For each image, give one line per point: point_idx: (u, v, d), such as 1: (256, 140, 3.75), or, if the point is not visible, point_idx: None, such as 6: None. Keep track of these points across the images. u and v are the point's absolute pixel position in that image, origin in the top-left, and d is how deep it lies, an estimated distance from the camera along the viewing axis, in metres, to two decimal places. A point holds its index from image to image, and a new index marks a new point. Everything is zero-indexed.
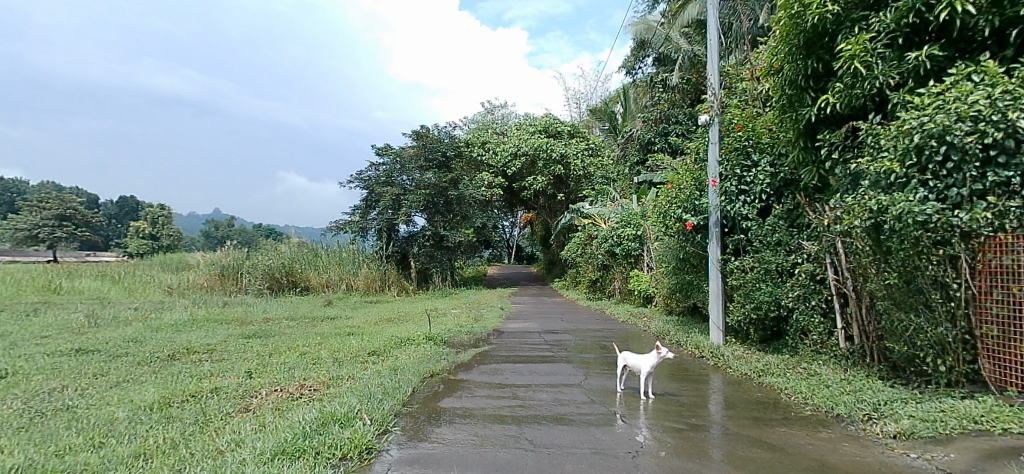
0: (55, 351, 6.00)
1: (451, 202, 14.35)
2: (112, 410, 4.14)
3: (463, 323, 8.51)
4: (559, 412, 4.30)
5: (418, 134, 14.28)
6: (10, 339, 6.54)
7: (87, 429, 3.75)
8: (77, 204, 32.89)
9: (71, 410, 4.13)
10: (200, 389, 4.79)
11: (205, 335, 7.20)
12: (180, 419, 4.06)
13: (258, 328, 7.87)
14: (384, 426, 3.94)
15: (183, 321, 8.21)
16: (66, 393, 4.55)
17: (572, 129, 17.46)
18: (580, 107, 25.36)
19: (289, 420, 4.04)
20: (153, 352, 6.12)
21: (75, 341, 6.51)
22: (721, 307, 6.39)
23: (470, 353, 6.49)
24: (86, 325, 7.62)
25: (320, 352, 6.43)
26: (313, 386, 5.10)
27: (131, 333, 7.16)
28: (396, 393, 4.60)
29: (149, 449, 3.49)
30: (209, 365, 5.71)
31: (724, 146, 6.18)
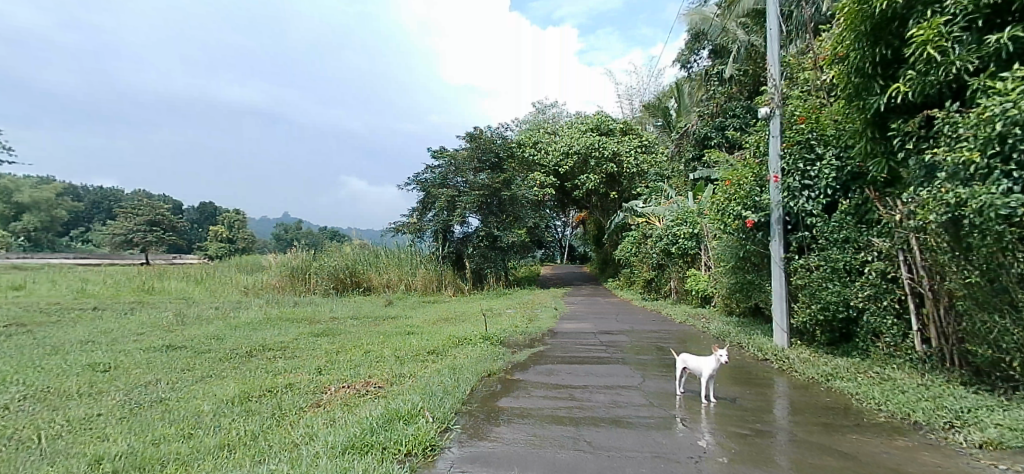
0: (148, 347, 6.51)
1: (504, 202, 14.50)
2: (198, 403, 4.46)
3: (518, 323, 8.60)
4: (617, 415, 4.30)
5: (471, 136, 14.51)
6: (111, 335, 7.14)
7: (178, 420, 4.06)
8: (165, 211, 35.34)
9: (164, 402, 4.48)
10: (276, 384, 5.08)
11: (278, 333, 7.61)
12: (259, 412, 4.32)
13: (326, 327, 8.24)
14: (446, 423, 4.06)
15: (259, 319, 8.69)
16: (160, 385, 4.93)
17: (625, 127, 17.28)
18: (632, 103, 25.00)
19: (357, 416, 4.21)
20: (233, 349, 6.52)
21: (166, 338, 7.02)
22: (784, 308, 6.19)
23: (526, 353, 6.56)
24: (175, 323, 8.20)
25: (383, 351, 6.65)
26: (377, 383, 5.30)
27: (214, 330, 7.66)
28: (456, 392, 4.72)
29: (233, 440, 3.73)
30: (283, 361, 6.03)
31: (787, 140, 6.01)
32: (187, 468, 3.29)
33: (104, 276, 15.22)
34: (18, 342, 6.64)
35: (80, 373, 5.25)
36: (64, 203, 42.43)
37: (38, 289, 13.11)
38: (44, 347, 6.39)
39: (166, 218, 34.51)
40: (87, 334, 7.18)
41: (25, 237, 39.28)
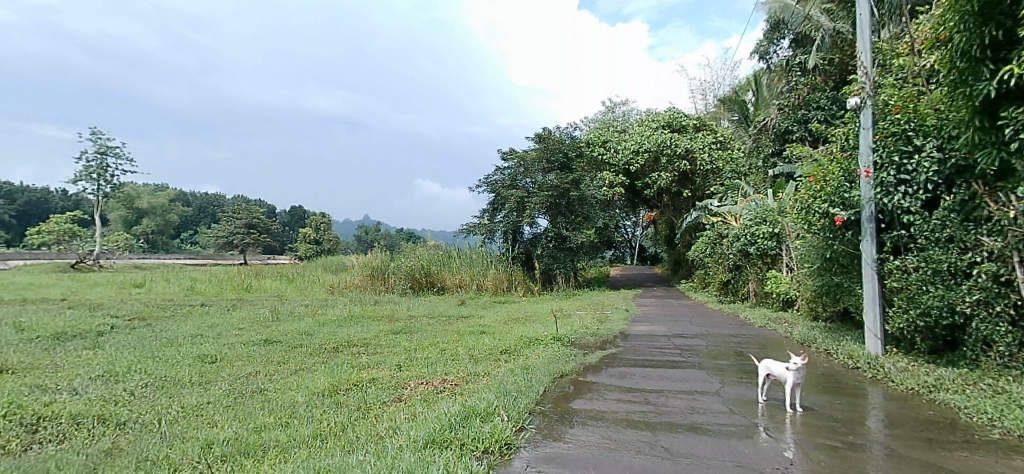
0: (248, 341, 7.02)
1: (573, 203, 14.46)
2: (293, 394, 4.77)
3: (589, 324, 8.55)
4: (696, 421, 4.20)
5: (540, 137, 14.59)
6: (216, 329, 7.78)
7: (276, 410, 4.35)
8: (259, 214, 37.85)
9: (263, 393, 4.82)
10: (360, 379, 5.33)
11: (360, 330, 7.97)
12: (346, 405, 4.57)
13: (404, 325, 8.55)
14: (520, 422, 4.11)
15: (343, 317, 9.15)
16: (259, 377, 5.31)
17: (698, 123, 16.73)
18: (706, 98, 24.21)
19: (436, 412, 4.35)
20: (320, 344, 6.90)
21: (262, 333, 7.54)
22: (878, 313, 5.80)
23: (598, 355, 6.51)
24: (270, 319, 8.79)
25: (458, 349, 6.82)
26: (453, 380, 5.44)
27: (303, 327, 8.13)
28: (529, 392, 4.77)
29: (324, 430, 3.97)
30: (366, 357, 6.33)
31: (879, 131, 5.64)
32: (285, 455, 3.54)
33: (207, 275, 16.51)
34: (139, 334, 7.37)
35: (191, 363, 5.76)
36: (174, 208, 46.50)
37: (154, 286, 14.47)
38: (161, 338, 7.06)
39: (260, 221, 37.00)
40: (197, 328, 7.84)
41: (143, 240, 43.53)
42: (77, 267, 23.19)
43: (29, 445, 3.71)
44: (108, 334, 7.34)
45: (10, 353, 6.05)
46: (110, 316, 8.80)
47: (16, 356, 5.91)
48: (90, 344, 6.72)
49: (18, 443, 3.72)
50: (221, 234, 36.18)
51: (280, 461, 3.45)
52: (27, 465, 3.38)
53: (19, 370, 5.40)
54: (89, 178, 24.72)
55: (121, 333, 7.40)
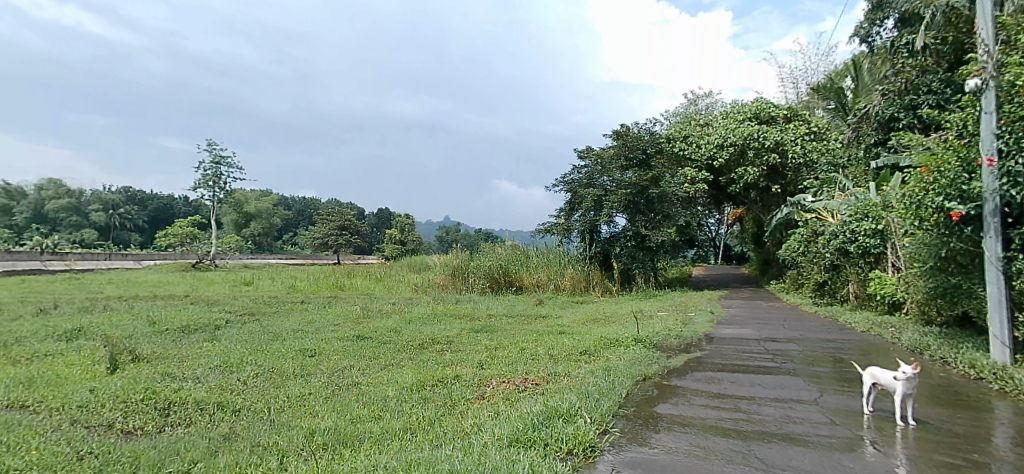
0: (343, 336, 7.42)
1: (653, 201, 14.12)
2: (384, 388, 4.99)
3: (672, 326, 8.31)
4: (792, 431, 3.98)
5: (618, 134, 14.37)
6: (314, 325, 8.28)
7: (368, 403, 4.58)
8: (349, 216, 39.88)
9: (357, 386, 5.08)
10: (445, 375, 5.48)
11: (444, 328, 8.20)
12: (433, 400, 4.72)
13: (486, 324, 8.70)
14: (604, 425, 4.07)
15: (428, 315, 9.46)
16: (353, 371, 5.60)
17: (789, 113, 15.80)
18: (798, 86, 22.83)
19: (518, 411, 4.39)
20: (407, 341, 7.18)
21: (355, 329, 7.95)
22: (1005, 317, 5.24)
23: (682, 358, 6.32)
24: (362, 316, 9.25)
25: (538, 349, 6.84)
26: (535, 380, 5.48)
27: (392, 323, 8.49)
28: (612, 394, 4.71)
29: (414, 424, 4.12)
30: (449, 355, 6.50)
31: (1004, 116, 5.09)
32: (379, 446, 3.71)
33: (305, 274, 17.62)
34: (249, 328, 7.99)
35: (293, 356, 6.16)
36: (275, 211, 49.99)
37: (260, 284, 15.65)
38: (268, 332, 7.62)
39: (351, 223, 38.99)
40: (298, 324, 8.39)
41: (250, 241, 47.26)
42: (197, 266, 25.49)
43: (161, 427, 4.13)
44: (223, 327, 8.02)
45: (144, 343, 6.76)
46: (224, 311, 9.61)
47: (149, 346, 6.59)
48: (208, 336, 7.39)
49: (153, 424, 4.15)
50: (316, 236, 38.52)
51: (375, 452, 3.63)
52: (161, 445, 3.76)
53: (151, 358, 6.01)
54: (207, 186, 27.05)
55: (234, 327, 8.06)
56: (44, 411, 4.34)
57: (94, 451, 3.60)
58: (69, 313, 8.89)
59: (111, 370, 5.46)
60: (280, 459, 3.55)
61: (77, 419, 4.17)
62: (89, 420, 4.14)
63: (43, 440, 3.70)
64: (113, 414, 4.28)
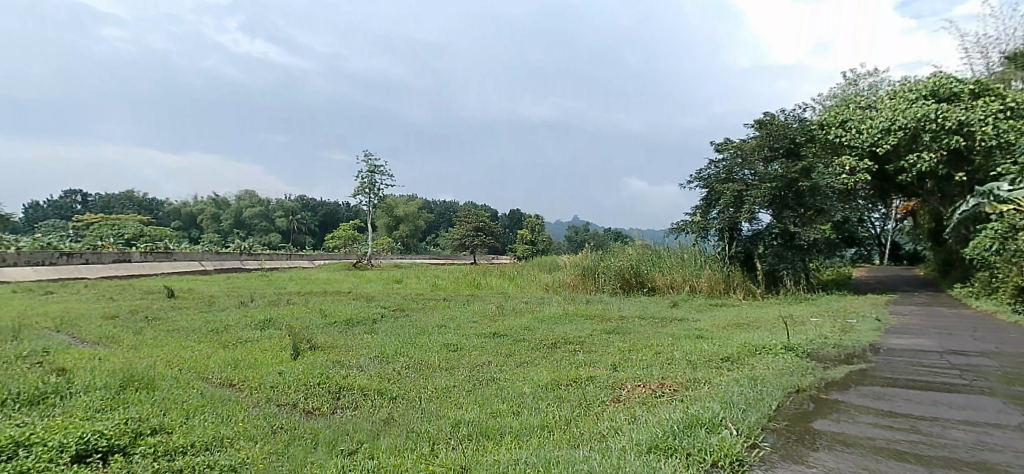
0: (481, 333, 7.75)
1: (802, 194, 12.92)
2: (520, 385, 5.13)
3: (829, 333, 7.55)
4: (988, 460, 3.43)
5: (761, 123, 13.38)
6: (455, 321, 8.75)
7: (507, 398, 4.75)
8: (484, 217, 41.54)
9: (495, 381, 5.29)
10: (579, 376, 5.49)
11: (576, 328, 8.22)
12: (568, 400, 4.76)
13: (619, 325, 8.57)
14: (753, 438, 3.81)
15: (560, 314, 9.53)
16: (491, 366, 5.83)
17: (978, 87, 13.51)
18: (989, 55, 19.51)
19: (657, 417, 4.27)
20: (541, 340, 7.31)
21: (492, 326, 8.26)
22: None
23: (843, 370, 5.71)
24: (498, 314, 9.59)
25: (675, 353, 6.58)
26: (673, 385, 5.28)
27: (526, 322, 8.70)
28: (761, 405, 4.39)
29: (551, 423, 4.19)
30: (582, 355, 6.50)
31: None
32: (519, 442, 3.84)
33: (446, 273, 18.68)
34: (401, 323, 8.67)
35: (437, 350, 6.56)
36: (419, 214, 53.59)
37: (408, 282, 16.89)
38: (416, 327, 8.20)
39: (486, 224, 40.67)
40: (441, 320, 8.91)
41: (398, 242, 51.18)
42: (358, 265, 28.28)
43: (334, 409, 4.63)
44: (379, 321, 8.80)
45: (317, 333, 7.64)
46: (379, 306, 10.52)
47: (321, 336, 7.43)
48: (366, 329, 8.15)
49: (327, 406, 4.66)
50: (455, 237, 40.61)
51: (515, 446, 3.75)
52: (334, 425, 4.22)
53: (323, 347, 6.77)
54: (364, 193, 29.75)
55: (388, 321, 8.80)
56: (246, 388, 5.07)
57: (282, 426, 4.14)
58: (260, 305, 10.33)
59: (293, 356, 6.23)
60: (432, 446, 3.81)
61: (270, 397, 4.83)
62: (278, 399, 4.77)
63: (245, 413, 4.33)
64: (297, 395, 4.88)
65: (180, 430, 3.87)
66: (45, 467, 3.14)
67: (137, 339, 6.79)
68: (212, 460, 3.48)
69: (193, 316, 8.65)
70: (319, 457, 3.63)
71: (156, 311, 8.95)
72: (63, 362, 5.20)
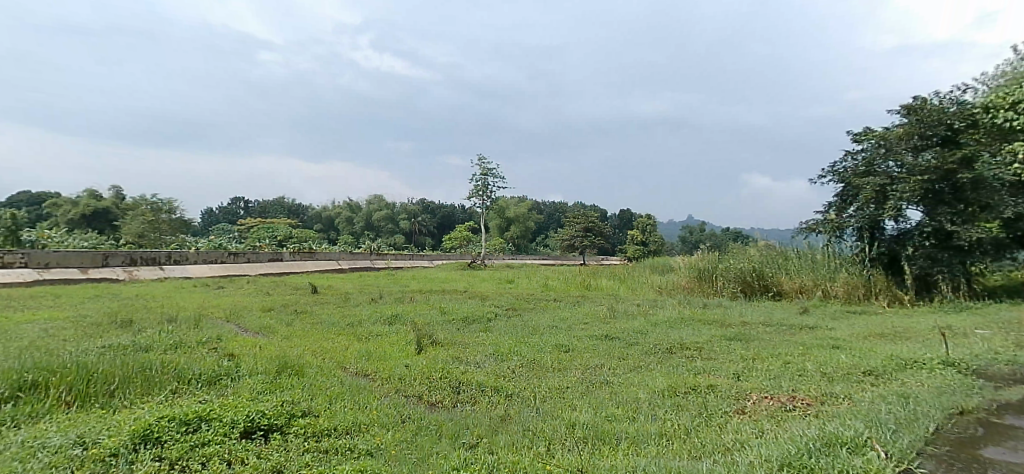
0: (593, 335, 7.70)
1: (962, 187, 11.39)
2: (636, 390, 5.05)
3: (997, 348, 6.59)
4: None
5: (910, 108, 12.01)
6: (568, 322, 8.79)
7: (622, 403, 4.70)
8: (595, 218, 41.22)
9: (610, 385, 5.24)
10: (699, 383, 5.28)
11: (693, 334, 7.90)
12: (687, 409, 4.60)
13: (741, 332, 8.10)
14: (905, 463, 3.44)
15: (675, 318, 9.21)
16: (605, 369, 5.78)
17: None
18: None
19: (788, 432, 4.00)
20: (655, 344, 7.11)
21: (604, 328, 8.19)
22: None
23: (1017, 392, 4.97)
24: (610, 316, 9.48)
25: (806, 364, 6.11)
26: (806, 399, 4.91)
27: (639, 325, 8.52)
28: (914, 427, 3.95)
29: (670, 431, 4.09)
30: (701, 362, 6.23)
31: None
32: (637, 448, 3.79)
33: (557, 274, 18.79)
34: (513, 322, 8.87)
35: (550, 350, 6.64)
36: (530, 216, 54.39)
37: (519, 283, 17.18)
38: (529, 327, 8.35)
39: (597, 225, 40.33)
40: (553, 320, 8.99)
41: (509, 243, 52.36)
42: (473, 265, 29.32)
43: (455, 402, 4.86)
44: (494, 320, 9.08)
45: (437, 330, 8.03)
46: (494, 305, 10.85)
47: (441, 333, 7.81)
48: (481, 327, 8.44)
49: (449, 400, 4.90)
50: (566, 238, 40.70)
51: (633, 453, 3.71)
52: (457, 418, 4.42)
53: (443, 343, 7.10)
54: (478, 195, 30.75)
55: (502, 320, 9.05)
56: (378, 379, 5.48)
57: (410, 416, 4.41)
58: (387, 302, 11.09)
59: (417, 351, 6.60)
60: (549, 446, 3.87)
61: (398, 388, 5.18)
62: (406, 390, 5.10)
63: (377, 402, 4.68)
64: (422, 387, 5.19)
65: (325, 414, 4.27)
66: (221, 440, 3.62)
67: (286, 330, 7.59)
68: (352, 444, 3.81)
69: (331, 310, 9.50)
70: (443, 448, 3.83)
71: (302, 305, 9.95)
72: (231, 348, 5.95)
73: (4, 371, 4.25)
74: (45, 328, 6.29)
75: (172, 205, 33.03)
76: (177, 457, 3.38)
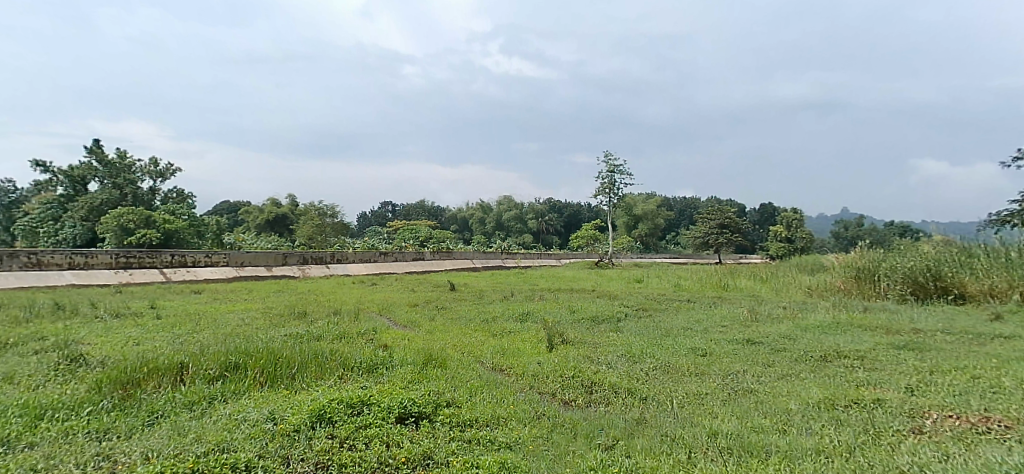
0: (732, 339, 7.27)
1: None
2: (786, 400, 4.69)
3: None
4: None
5: None
6: (704, 324, 8.39)
7: (770, 413, 4.40)
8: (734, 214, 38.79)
9: (755, 393, 4.93)
10: (862, 396, 4.77)
11: (852, 340, 7.13)
12: (849, 424, 4.18)
13: (913, 340, 7.15)
14: None
15: (829, 323, 8.38)
16: (749, 376, 5.45)
17: None
18: None
19: (982, 459, 3.47)
20: (807, 351, 6.53)
21: (746, 332, 7.68)
22: None
23: None
24: (751, 318, 8.89)
25: (1001, 380, 5.24)
26: (1002, 421, 4.23)
27: (786, 329, 7.89)
28: None
29: (829, 447, 3.76)
30: (864, 373, 5.61)
31: None
32: (790, 464, 3.54)
33: (692, 273, 18.00)
34: (646, 322, 8.66)
35: (687, 354, 6.38)
36: (660, 213, 52.67)
37: (651, 282, 16.69)
38: (662, 328, 8.11)
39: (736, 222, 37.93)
40: (688, 322, 8.64)
41: (639, 241, 51.13)
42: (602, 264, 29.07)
43: (588, 402, 4.87)
44: (624, 319, 8.93)
45: (568, 328, 8.11)
46: (623, 305, 10.69)
47: (572, 331, 7.86)
48: (613, 327, 8.34)
49: (583, 399, 4.92)
50: (700, 236, 38.82)
51: (785, 468, 3.47)
52: (592, 418, 4.43)
53: (574, 342, 7.13)
54: (605, 193, 30.39)
55: (633, 320, 8.87)
56: (513, 374, 5.67)
57: (545, 413, 4.50)
58: (519, 299, 11.39)
59: (549, 348, 6.72)
60: (689, 454, 3.75)
61: (534, 385, 5.31)
62: (541, 387, 5.21)
63: (514, 397, 4.84)
64: (556, 385, 5.26)
65: (467, 405, 4.51)
66: (380, 423, 3.98)
67: (430, 324, 8.11)
68: (492, 436, 3.98)
69: (468, 306, 10.00)
70: (580, 447, 3.86)
71: (442, 301, 10.59)
72: (385, 339, 6.50)
73: (215, 353, 5.05)
74: (243, 318, 7.37)
75: (333, 209, 36.93)
76: (345, 436, 3.78)
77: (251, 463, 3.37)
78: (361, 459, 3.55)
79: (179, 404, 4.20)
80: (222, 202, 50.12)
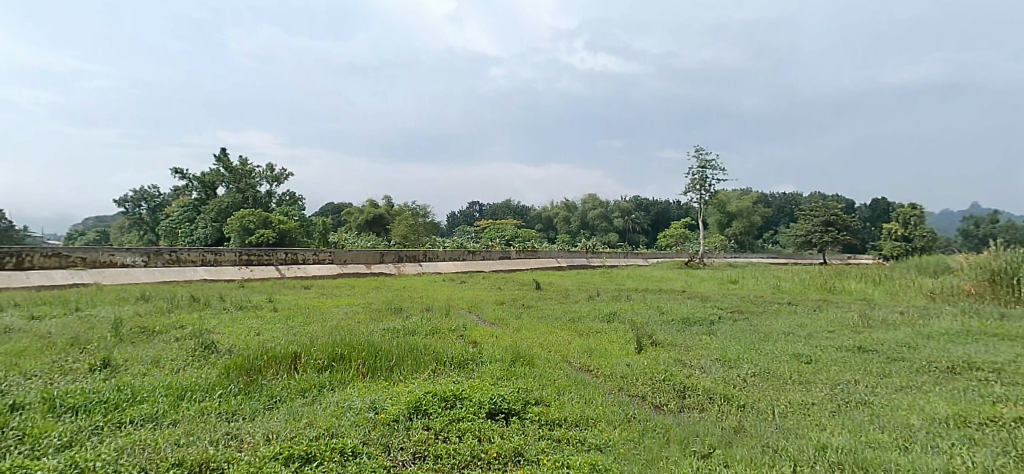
0: (841, 345, 6.75)
1: None
2: (906, 415, 4.29)
3: None
4: None
5: None
6: (807, 329, 7.86)
7: (888, 428, 4.05)
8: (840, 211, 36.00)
9: (869, 406, 4.55)
10: (1001, 414, 4.25)
11: (985, 351, 6.38)
12: (986, 445, 3.76)
13: None
14: None
15: (957, 331, 7.54)
16: (862, 387, 5.03)
17: None
18: None
19: None
20: (930, 362, 5.93)
21: (856, 339, 7.10)
22: None
23: None
24: (861, 324, 8.20)
25: None
26: None
27: (904, 337, 7.21)
28: None
29: (960, 469, 3.40)
30: (1001, 388, 5.00)
31: None
32: None
33: (792, 273, 16.90)
34: (742, 326, 8.25)
35: (788, 360, 6.01)
36: (757, 210, 49.93)
37: (746, 283, 15.86)
38: (760, 332, 7.69)
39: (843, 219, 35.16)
40: (789, 326, 8.12)
41: (733, 240, 48.79)
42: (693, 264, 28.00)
43: (681, 407, 4.72)
44: (718, 322, 8.55)
45: (658, 329, 7.89)
46: (717, 307, 10.23)
47: (662, 333, 7.64)
48: (706, 329, 8.01)
49: (676, 403, 4.77)
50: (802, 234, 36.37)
51: None
52: (685, 424, 4.29)
53: (665, 344, 6.93)
54: (695, 189, 29.25)
55: (727, 323, 8.48)
56: (601, 375, 5.60)
57: (636, 416, 4.42)
58: (606, 299, 11.24)
59: (638, 350, 6.58)
60: (794, 467, 3.54)
61: (623, 386, 5.22)
62: (630, 390, 5.11)
63: (602, 399, 4.78)
64: (646, 388, 5.14)
65: (555, 404, 4.52)
66: (472, 418, 4.09)
67: (517, 322, 8.19)
68: (583, 437, 3.96)
69: (555, 305, 10.00)
70: (674, 453, 3.75)
71: (529, 299, 10.68)
72: (475, 336, 6.65)
73: (323, 344, 5.41)
74: (346, 312, 7.84)
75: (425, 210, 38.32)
76: (440, 428, 3.92)
77: (357, 449, 3.59)
78: (455, 452, 3.66)
79: (293, 390, 4.54)
80: (328, 204, 53.69)
